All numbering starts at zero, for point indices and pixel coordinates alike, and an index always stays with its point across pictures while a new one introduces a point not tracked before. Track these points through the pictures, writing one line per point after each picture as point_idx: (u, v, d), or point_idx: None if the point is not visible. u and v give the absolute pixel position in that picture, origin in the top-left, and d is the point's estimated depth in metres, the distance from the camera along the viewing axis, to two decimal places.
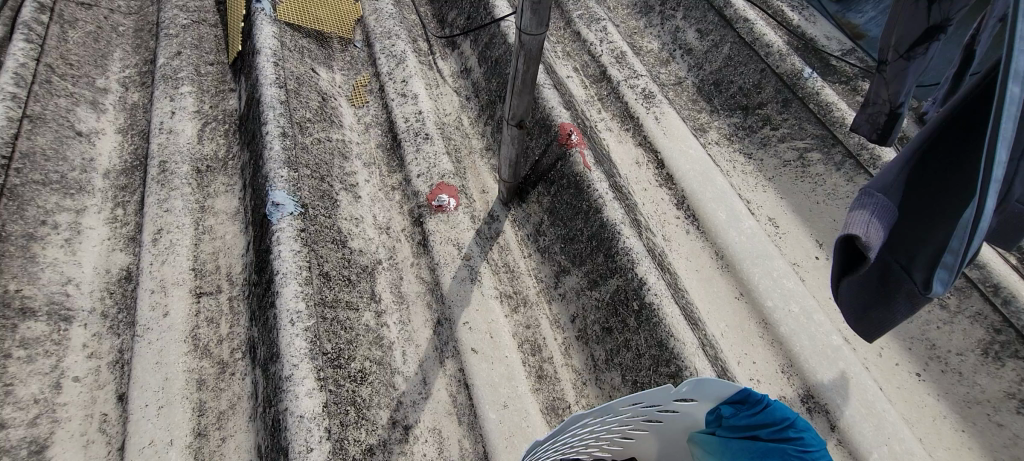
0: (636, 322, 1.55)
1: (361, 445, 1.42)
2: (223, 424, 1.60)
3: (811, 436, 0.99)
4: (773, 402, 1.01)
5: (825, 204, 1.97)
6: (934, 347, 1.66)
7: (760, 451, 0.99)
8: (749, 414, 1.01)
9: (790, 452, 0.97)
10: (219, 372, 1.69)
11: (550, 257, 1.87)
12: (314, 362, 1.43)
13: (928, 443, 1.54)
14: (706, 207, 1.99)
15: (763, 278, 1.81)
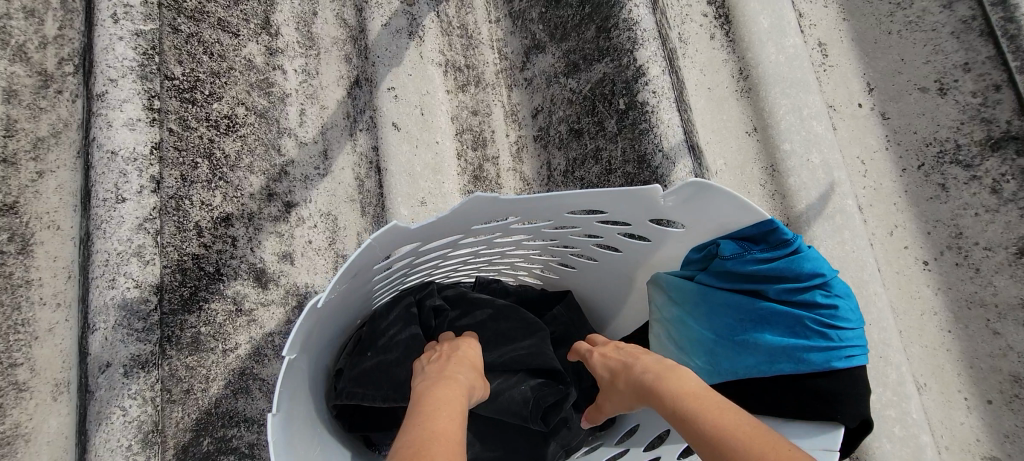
0: (616, 128, 1.13)
1: (213, 212, 1.03)
2: (41, 156, 1.18)
3: (847, 309, 0.73)
4: (800, 252, 0.73)
5: (899, 34, 1.46)
6: (960, 236, 1.34)
7: (759, 314, 0.76)
8: (760, 259, 0.73)
9: (802, 322, 0.72)
10: (39, 85, 1.21)
11: (523, 27, 1.36)
12: (145, 83, 0.98)
13: (906, 337, 1.34)
14: (747, 6, 1.46)
15: (789, 114, 1.38)
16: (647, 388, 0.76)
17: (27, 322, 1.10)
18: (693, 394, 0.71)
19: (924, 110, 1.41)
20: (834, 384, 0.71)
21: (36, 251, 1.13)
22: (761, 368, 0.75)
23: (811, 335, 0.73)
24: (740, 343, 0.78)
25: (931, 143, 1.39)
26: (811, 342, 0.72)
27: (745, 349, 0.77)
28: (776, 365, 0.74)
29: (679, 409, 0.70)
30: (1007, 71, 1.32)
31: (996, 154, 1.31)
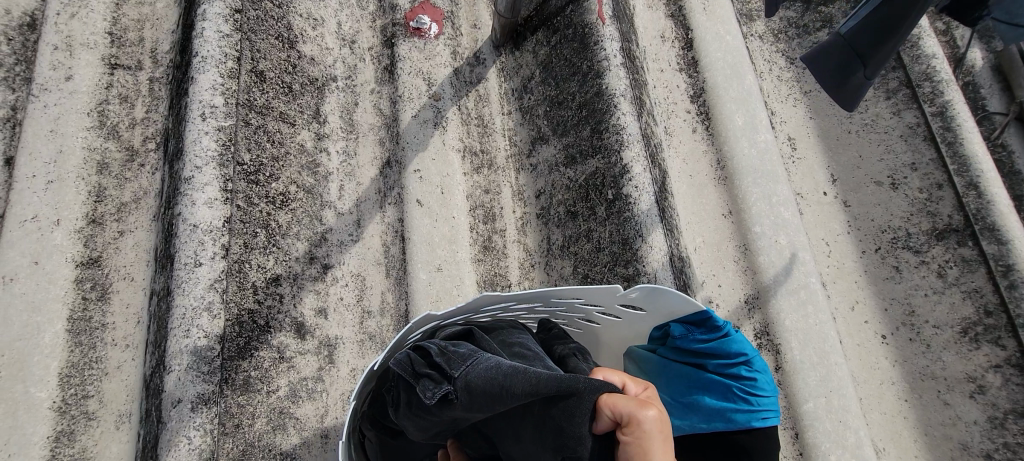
0: (605, 212, 1.35)
1: (266, 273, 1.24)
2: (123, 218, 1.41)
3: (766, 381, 0.92)
4: (733, 335, 0.93)
5: (857, 133, 1.68)
6: (913, 314, 1.50)
7: (701, 381, 0.93)
8: (701, 339, 0.93)
9: (733, 390, 0.90)
10: (126, 159, 1.46)
11: (531, 120, 1.60)
12: (223, 168, 1.21)
13: (866, 405, 1.47)
14: (724, 106, 1.69)
15: (759, 201, 1.59)
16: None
17: (100, 359, 1.29)
18: None
19: (881, 201, 1.60)
20: (754, 442, 0.89)
21: (113, 298, 1.34)
22: (701, 427, 0.92)
23: (740, 402, 0.90)
24: (689, 406, 0.94)
25: (885, 230, 1.58)
26: (738, 406, 0.90)
27: (691, 411, 0.93)
28: (712, 424, 0.91)
29: None
30: (947, 172, 1.53)
31: (940, 243, 1.50)
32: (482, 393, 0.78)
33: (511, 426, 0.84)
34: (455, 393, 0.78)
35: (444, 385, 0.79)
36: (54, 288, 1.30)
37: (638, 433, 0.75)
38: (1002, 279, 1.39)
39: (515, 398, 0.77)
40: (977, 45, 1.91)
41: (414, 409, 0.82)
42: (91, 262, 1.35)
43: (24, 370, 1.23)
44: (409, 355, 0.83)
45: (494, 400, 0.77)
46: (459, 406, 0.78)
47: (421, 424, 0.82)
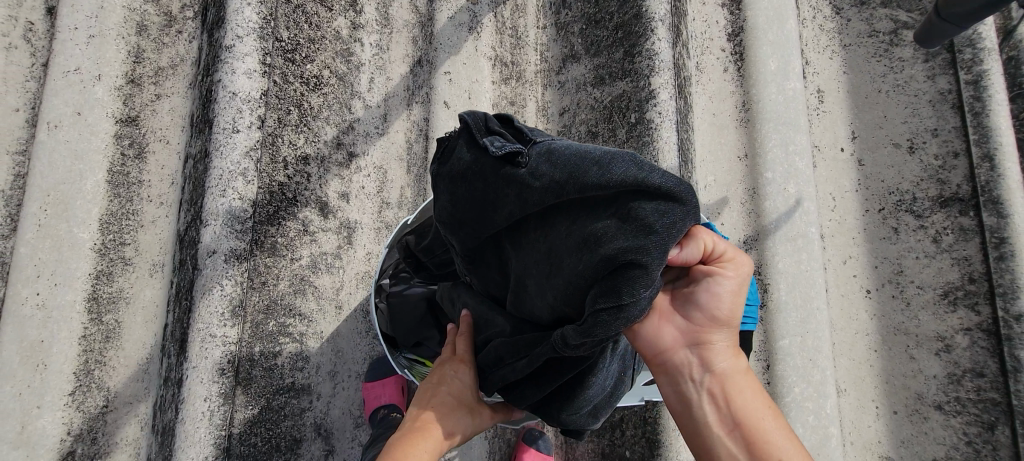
0: (624, 136, 1.39)
1: (296, 151, 1.29)
2: (161, 82, 1.45)
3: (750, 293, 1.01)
4: None
5: (887, 94, 1.68)
6: (901, 273, 1.58)
7: None
8: None
9: None
10: (164, 24, 1.48)
11: (565, 37, 1.59)
12: (262, 42, 1.24)
13: (837, 349, 1.58)
14: (760, 48, 1.68)
15: (777, 147, 1.61)
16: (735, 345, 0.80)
17: (137, 212, 1.39)
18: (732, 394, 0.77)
19: (895, 163, 1.63)
20: None
21: (149, 158, 1.42)
22: None
23: None
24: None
25: (893, 191, 1.62)
26: None
27: None
28: None
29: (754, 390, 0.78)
30: (967, 141, 1.54)
31: (943, 210, 1.55)
32: (553, 172, 0.74)
33: (547, 240, 0.78)
34: (521, 157, 0.78)
35: (519, 144, 0.80)
36: (95, 139, 1.38)
37: (735, 275, 0.78)
38: (993, 250, 1.44)
39: (589, 190, 0.70)
40: None
41: (471, 168, 0.84)
42: (129, 121, 1.42)
43: (68, 212, 1.33)
44: (490, 117, 0.86)
45: (557, 183, 0.73)
46: (523, 168, 0.77)
47: (462, 189, 0.85)
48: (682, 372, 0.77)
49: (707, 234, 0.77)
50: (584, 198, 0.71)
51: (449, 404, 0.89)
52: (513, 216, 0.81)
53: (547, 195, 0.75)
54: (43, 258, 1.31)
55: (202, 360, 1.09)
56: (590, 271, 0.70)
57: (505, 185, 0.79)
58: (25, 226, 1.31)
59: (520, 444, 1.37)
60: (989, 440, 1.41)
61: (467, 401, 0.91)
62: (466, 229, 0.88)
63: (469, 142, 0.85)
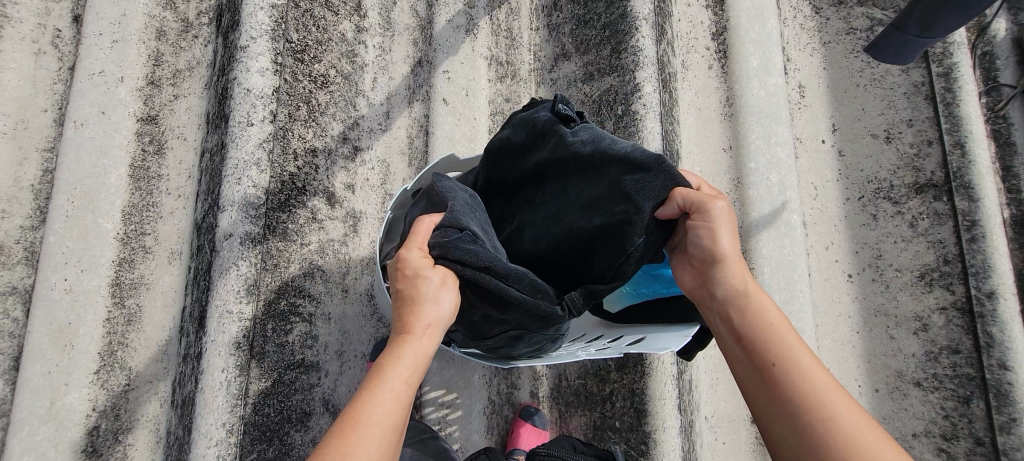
0: (612, 127, 1.48)
1: (305, 144, 1.39)
2: (179, 83, 1.56)
3: None
4: None
5: (865, 87, 1.76)
6: (880, 257, 1.65)
7: None
8: None
9: None
10: (182, 30, 1.59)
11: (556, 38, 1.69)
12: (274, 43, 1.34)
13: (821, 331, 1.65)
14: (742, 46, 1.77)
15: (759, 139, 1.70)
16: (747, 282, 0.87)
17: (157, 205, 1.49)
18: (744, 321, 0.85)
19: (874, 153, 1.71)
20: None
21: (168, 154, 1.52)
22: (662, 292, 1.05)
23: None
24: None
25: (871, 180, 1.70)
26: None
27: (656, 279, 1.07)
28: (671, 289, 1.03)
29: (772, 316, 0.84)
30: (939, 130, 1.62)
31: (919, 196, 1.63)
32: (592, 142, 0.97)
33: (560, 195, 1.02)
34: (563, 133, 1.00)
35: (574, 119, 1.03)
36: (119, 136, 1.48)
37: (708, 219, 0.88)
38: (965, 232, 1.51)
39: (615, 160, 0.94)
40: (1005, 15, 1.94)
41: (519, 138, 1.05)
42: (149, 119, 1.52)
43: (94, 203, 1.43)
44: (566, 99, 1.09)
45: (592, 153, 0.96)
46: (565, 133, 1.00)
47: (514, 131, 1.06)
48: (700, 305, 0.92)
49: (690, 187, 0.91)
50: (601, 170, 0.96)
51: (428, 314, 0.84)
52: (534, 164, 1.04)
53: (571, 155, 0.98)
54: (71, 247, 1.41)
55: (220, 334, 1.18)
56: (593, 225, 0.95)
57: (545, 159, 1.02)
58: (54, 217, 1.42)
59: (518, 420, 1.44)
60: (966, 413, 1.47)
61: (447, 300, 0.86)
62: (496, 167, 1.08)
63: (548, 107, 1.06)
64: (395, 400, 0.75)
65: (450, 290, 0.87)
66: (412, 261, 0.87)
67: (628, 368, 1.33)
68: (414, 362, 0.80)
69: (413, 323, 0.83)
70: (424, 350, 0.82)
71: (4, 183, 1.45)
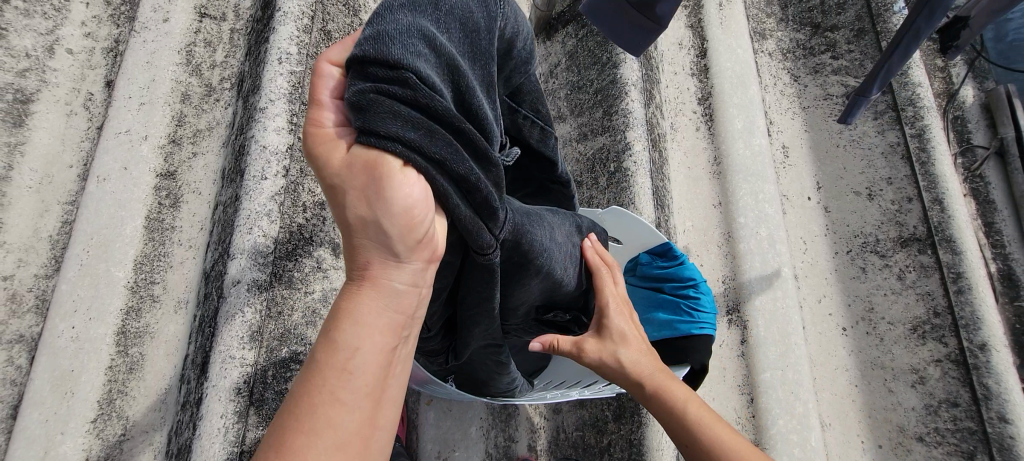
0: (605, 183, 1.56)
1: (315, 198, 1.46)
2: (198, 142, 1.67)
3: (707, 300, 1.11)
4: (687, 263, 1.15)
5: (844, 148, 1.87)
6: (872, 310, 1.68)
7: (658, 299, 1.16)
8: (662, 266, 1.17)
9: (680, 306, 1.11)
10: (205, 93, 1.72)
11: (552, 102, 1.81)
12: (291, 104, 1.45)
13: (820, 384, 1.64)
14: (726, 110, 1.89)
15: (747, 196, 1.78)
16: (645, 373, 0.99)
17: (168, 254, 1.55)
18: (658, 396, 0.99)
19: (858, 209, 1.79)
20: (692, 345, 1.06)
21: (182, 207, 1.60)
22: (655, 335, 1.13)
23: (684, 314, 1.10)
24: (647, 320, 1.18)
25: (857, 235, 1.77)
26: (682, 318, 1.09)
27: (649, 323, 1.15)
28: (662, 332, 1.11)
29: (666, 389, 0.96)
30: (917, 188, 1.71)
31: (904, 250, 1.69)
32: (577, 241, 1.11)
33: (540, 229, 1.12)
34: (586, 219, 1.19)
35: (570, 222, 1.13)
36: (137, 191, 1.56)
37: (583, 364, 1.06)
38: (951, 284, 1.56)
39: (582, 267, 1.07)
40: (971, 84, 2.09)
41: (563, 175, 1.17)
42: (168, 175, 1.61)
43: (108, 253, 1.49)
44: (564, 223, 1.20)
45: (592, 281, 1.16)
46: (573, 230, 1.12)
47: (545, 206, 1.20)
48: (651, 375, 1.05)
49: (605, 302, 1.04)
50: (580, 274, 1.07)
51: (370, 255, 0.60)
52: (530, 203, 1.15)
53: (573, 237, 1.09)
54: (82, 294, 1.45)
55: (221, 379, 1.20)
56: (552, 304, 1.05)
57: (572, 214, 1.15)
58: (68, 266, 1.46)
59: None
60: None
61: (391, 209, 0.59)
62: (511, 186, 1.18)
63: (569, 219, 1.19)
64: (334, 392, 0.55)
65: (388, 183, 0.58)
66: (317, 137, 0.64)
67: (625, 418, 1.34)
68: (363, 336, 0.58)
69: (352, 265, 0.61)
70: (375, 297, 0.60)
71: (24, 234, 1.52)
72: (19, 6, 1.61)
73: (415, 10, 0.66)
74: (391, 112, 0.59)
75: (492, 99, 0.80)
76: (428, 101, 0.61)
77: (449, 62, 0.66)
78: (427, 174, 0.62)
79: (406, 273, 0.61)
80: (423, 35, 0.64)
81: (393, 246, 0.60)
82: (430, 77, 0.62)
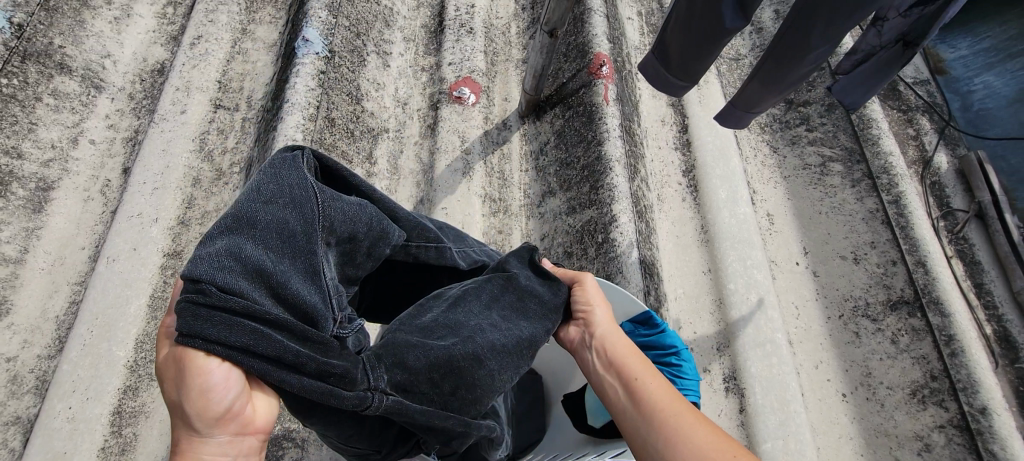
0: (594, 253, 1.62)
1: None
2: (205, 222, 1.75)
3: (689, 367, 1.13)
4: (668, 332, 1.18)
5: (827, 214, 1.94)
6: (869, 375, 1.67)
7: None
8: (644, 334, 1.20)
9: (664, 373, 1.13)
10: (215, 178, 1.83)
11: (543, 178, 1.91)
12: None
13: (824, 455, 1.58)
14: (710, 181, 1.98)
15: (735, 263, 1.82)
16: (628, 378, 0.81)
17: None
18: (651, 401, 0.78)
19: (845, 273, 1.82)
20: None
21: None
22: None
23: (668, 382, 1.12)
24: None
25: (848, 298, 1.79)
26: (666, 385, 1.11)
27: None
28: None
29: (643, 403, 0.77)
30: (900, 251, 1.77)
31: (894, 313, 1.71)
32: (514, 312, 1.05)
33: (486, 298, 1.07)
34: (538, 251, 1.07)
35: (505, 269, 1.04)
36: (144, 270, 1.63)
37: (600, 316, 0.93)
38: (945, 347, 1.59)
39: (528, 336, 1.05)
40: (944, 151, 2.18)
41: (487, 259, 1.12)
42: (175, 254, 1.69)
43: (111, 332, 1.53)
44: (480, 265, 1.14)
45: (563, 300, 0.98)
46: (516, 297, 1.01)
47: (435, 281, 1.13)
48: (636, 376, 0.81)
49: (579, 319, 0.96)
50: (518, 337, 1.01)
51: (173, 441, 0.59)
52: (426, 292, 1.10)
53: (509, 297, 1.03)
54: (81, 375, 1.47)
55: None
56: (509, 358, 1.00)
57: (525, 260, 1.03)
58: (71, 346, 1.50)
59: None
60: None
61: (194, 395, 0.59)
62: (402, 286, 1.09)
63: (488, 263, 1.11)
64: None
65: (186, 367, 0.59)
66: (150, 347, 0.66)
67: None
68: None
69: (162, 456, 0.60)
70: None
71: (31, 315, 1.57)
72: (49, 103, 1.77)
73: (225, 228, 0.66)
74: (200, 315, 0.60)
75: (322, 286, 0.71)
76: (227, 305, 0.60)
77: (259, 268, 0.64)
78: (233, 361, 0.61)
79: (210, 447, 0.59)
80: (225, 247, 0.64)
81: (188, 421, 0.58)
82: (229, 284, 0.61)
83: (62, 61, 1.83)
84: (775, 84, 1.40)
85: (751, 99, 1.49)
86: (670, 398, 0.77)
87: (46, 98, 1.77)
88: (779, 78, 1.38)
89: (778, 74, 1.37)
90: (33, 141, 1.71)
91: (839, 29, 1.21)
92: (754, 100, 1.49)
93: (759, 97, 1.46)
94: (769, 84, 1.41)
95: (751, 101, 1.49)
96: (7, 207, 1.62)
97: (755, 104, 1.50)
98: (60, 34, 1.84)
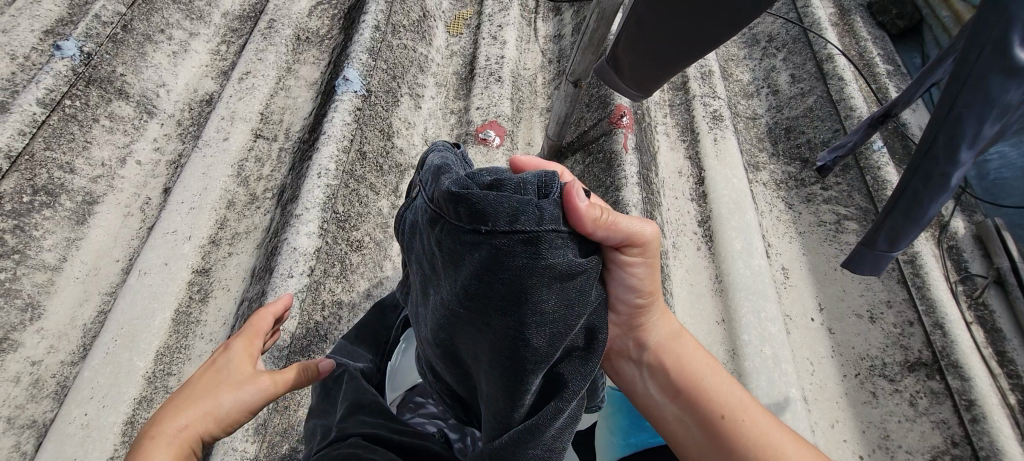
0: None
1: (333, 297, 1.59)
2: (235, 243, 1.83)
3: None
4: None
5: (842, 271, 1.95)
6: (887, 438, 1.63)
7: None
8: None
9: None
10: (249, 201, 1.92)
11: None
12: (324, 213, 1.61)
13: None
14: (725, 232, 2.01)
15: (750, 313, 1.82)
16: (708, 406, 1.17)
17: (188, 347, 1.63)
18: (730, 420, 1.15)
19: (861, 332, 1.82)
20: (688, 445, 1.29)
21: (211, 302, 1.72)
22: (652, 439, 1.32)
23: None
24: (639, 428, 1.34)
25: (864, 357, 1.77)
26: None
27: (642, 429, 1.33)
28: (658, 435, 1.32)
29: (726, 426, 1.14)
30: (917, 312, 1.76)
31: (912, 374, 1.69)
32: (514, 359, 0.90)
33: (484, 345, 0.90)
34: (549, 239, 0.75)
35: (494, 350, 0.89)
36: (173, 284, 1.69)
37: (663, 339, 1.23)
38: (966, 412, 1.54)
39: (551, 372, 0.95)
40: (960, 216, 2.20)
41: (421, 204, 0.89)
42: (203, 272, 1.76)
43: (134, 343, 1.57)
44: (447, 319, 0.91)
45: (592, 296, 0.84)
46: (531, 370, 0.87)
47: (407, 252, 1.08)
48: (714, 402, 1.17)
49: (643, 343, 1.23)
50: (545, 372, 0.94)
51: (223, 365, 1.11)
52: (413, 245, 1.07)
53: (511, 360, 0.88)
54: (101, 382, 1.50)
55: None
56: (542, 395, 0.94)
57: (517, 280, 0.77)
58: (94, 354, 1.54)
59: None
60: None
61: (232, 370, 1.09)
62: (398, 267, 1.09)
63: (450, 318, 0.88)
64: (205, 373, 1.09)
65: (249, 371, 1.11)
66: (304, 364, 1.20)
67: None
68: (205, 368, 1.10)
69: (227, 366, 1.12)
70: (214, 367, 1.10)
71: (61, 321, 1.63)
72: (105, 124, 1.91)
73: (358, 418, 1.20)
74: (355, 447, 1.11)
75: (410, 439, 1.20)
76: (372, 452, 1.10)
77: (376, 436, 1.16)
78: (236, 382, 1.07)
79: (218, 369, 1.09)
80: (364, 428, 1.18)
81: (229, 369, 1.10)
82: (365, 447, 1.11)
83: (121, 88, 1.98)
84: (919, 207, 1.50)
85: (887, 235, 1.59)
86: (747, 413, 1.16)
87: (103, 120, 1.90)
88: (919, 202, 1.50)
89: (920, 197, 1.49)
90: (86, 159, 1.83)
91: (981, 135, 1.36)
92: (898, 234, 1.57)
93: (907, 229, 1.54)
94: (913, 213, 1.51)
95: (889, 235, 1.59)
96: (53, 217, 1.71)
97: (894, 241, 1.59)
98: (123, 63, 2.00)
